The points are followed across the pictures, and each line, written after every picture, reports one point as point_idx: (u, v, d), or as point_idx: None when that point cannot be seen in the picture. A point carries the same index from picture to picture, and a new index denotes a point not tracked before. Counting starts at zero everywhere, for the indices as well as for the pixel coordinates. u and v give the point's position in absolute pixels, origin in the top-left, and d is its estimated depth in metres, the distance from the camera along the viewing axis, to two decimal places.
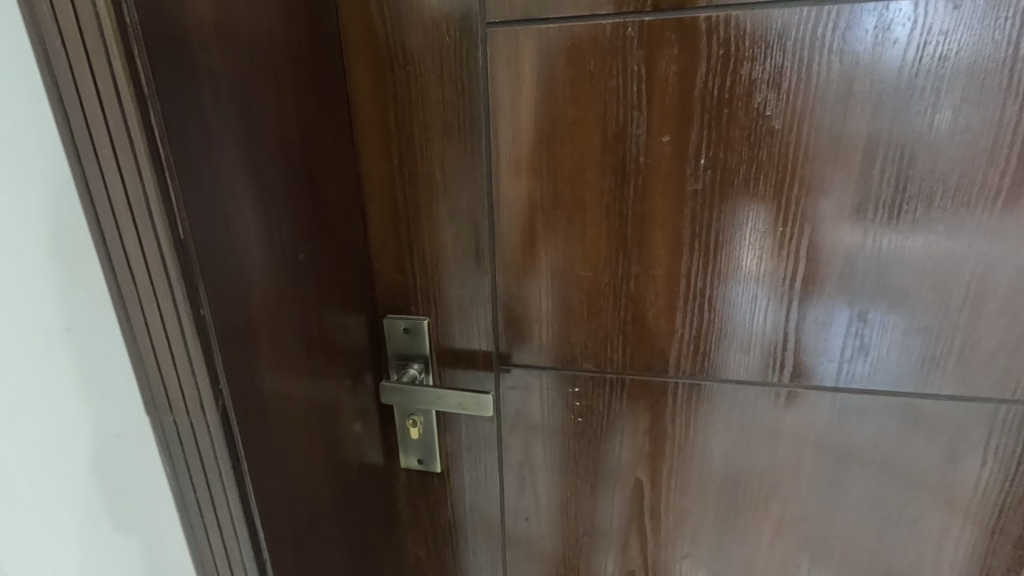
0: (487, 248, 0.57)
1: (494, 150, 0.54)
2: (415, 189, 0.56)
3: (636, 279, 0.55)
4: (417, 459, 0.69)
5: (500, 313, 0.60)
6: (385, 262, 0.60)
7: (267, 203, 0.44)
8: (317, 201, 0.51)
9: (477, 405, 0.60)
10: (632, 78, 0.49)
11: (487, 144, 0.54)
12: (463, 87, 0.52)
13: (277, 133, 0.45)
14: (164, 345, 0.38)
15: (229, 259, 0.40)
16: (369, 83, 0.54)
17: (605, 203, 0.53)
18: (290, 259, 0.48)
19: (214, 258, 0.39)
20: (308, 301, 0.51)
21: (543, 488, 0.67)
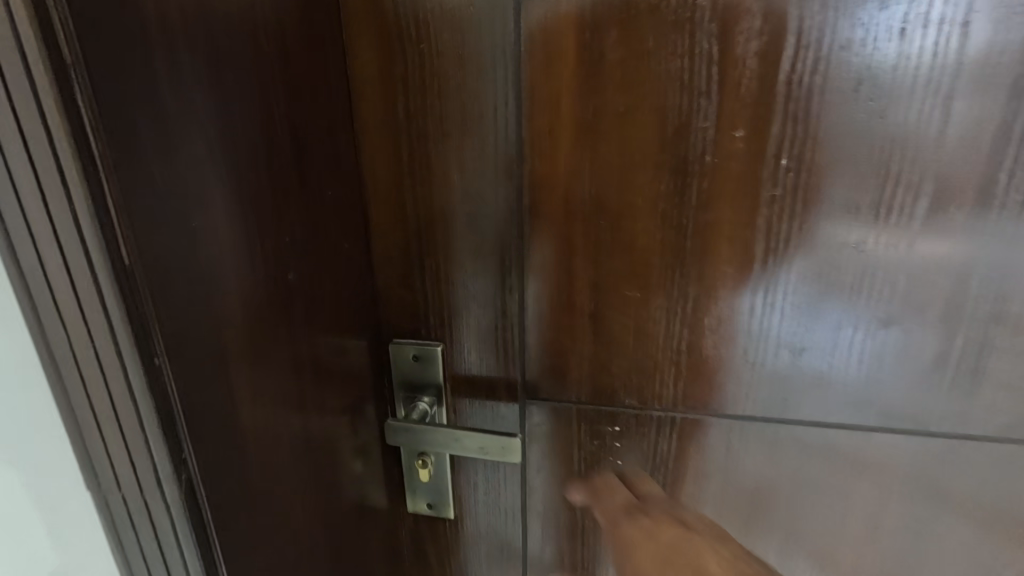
0: (515, 264, 0.48)
1: (526, 147, 0.45)
2: (428, 191, 0.47)
3: (692, 300, 0.46)
4: (426, 503, 0.59)
5: (527, 339, 0.51)
6: (391, 279, 0.51)
7: (248, 212, 0.35)
8: (310, 207, 0.41)
9: (501, 449, 0.52)
10: (700, 59, 0.40)
11: (518, 140, 0.44)
12: (490, 68, 0.43)
13: (261, 124, 0.36)
14: (106, 404, 0.28)
15: (196, 288, 0.31)
16: (374, 64, 0.44)
17: (660, 211, 0.44)
18: (277, 280, 0.38)
19: (175, 287, 0.29)
20: (299, 330, 0.41)
21: (572, 536, 0.58)
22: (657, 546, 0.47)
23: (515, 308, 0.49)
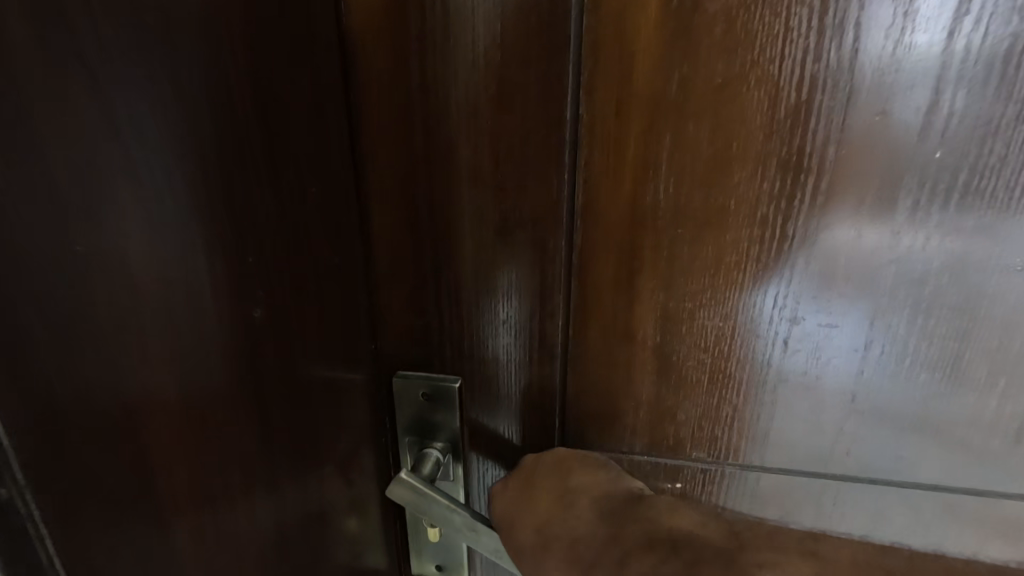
0: (561, 283, 0.37)
1: (582, 132, 0.34)
2: (449, 186, 0.36)
3: (788, 332, 0.36)
4: (435, 564, 0.49)
5: (571, 376, 0.40)
6: (397, 296, 0.40)
7: (185, 223, 0.23)
8: (286, 210, 0.30)
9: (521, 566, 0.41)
10: (834, 14, 0.29)
11: (572, 123, 0.33)
12: (538, 20, 0.31)
13: (208, 87, 0.24)
14: None
15: (88, 350, 0.20)
16: (379, 12, 0.33)
17: (760, 218, 0.33)
18: (239, 316, 0.27)
19: (39, 356, 0.18)
20: (275, 378, 0.30)
21: None
22: (529, 496, 0.38)
23: (559, 336, 0.39)
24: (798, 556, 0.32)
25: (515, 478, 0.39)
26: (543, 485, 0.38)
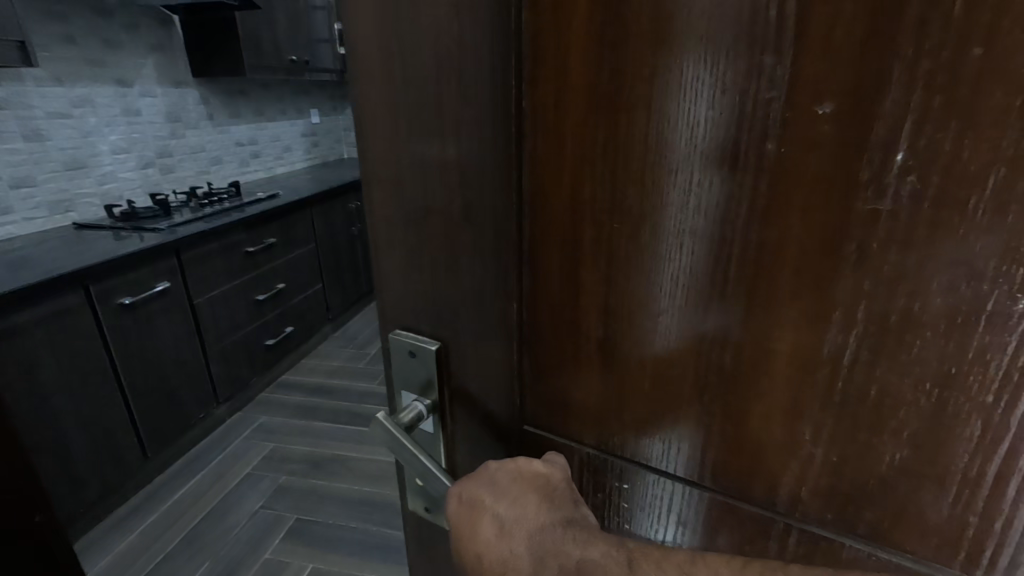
0: (514, 268, 0.39)
1: (704, 85, 0.29)
2: (422, 169, 0.40)
3: (729, 348, 0.33)
4: (423, 505, 0.55)
5: (525, 358, 0.42)
6: (392, 265, 0.46)
7: None
8: None
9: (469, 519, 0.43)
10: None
11: (687, 73, 0.29)
12: (485, 16, 0.33)
13: None
14: None
15: None
16: (368, 15, 0.38)
17: (693, 220, 0.31)
18: None
19: None
20: None
21: None
22: (475, 513, 0.40)
23: (513, 316, 0.41)
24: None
25: (466, 488, 0.41)
26: (488, 502, 0.39)
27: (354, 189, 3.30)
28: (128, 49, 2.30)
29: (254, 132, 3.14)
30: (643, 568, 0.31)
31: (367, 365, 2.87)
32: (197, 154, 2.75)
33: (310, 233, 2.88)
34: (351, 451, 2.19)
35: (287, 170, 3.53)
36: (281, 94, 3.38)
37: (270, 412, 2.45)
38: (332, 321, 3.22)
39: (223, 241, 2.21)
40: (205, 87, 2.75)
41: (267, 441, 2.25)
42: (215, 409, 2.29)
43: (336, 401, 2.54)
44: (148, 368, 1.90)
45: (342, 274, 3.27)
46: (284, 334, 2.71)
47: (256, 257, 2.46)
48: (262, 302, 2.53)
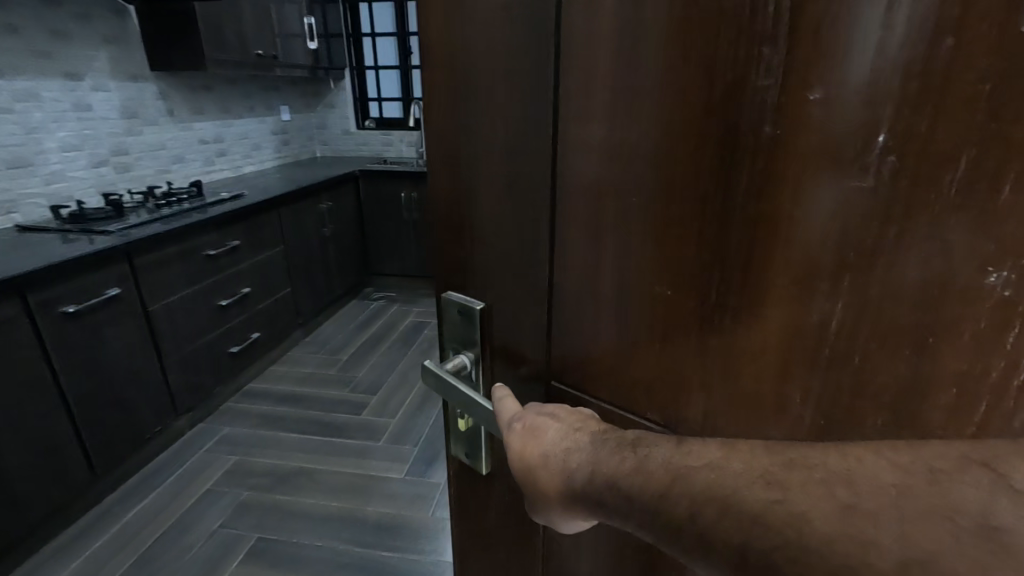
0: (546, 236, 0.45)
1: (753, 68, 0.31)
2: (474, 149, 0.47)
3: (730, 314, 0.36)
4: (464, 452, 0.62)
5: (554, 318, 0.48)
6: (447, 233, 0.54)
7: None
8: None
9: None
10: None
11: (720, 62, 0.32)
12: (530, 17, 0.39)
13: None
14: None
15: None
16: (439, 17, 0.45)
17: (699, 195, 0.35)
18: None
19: None
20: None
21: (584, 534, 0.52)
22: (537, 435, 0.38)
23: (543, 281, 0.47)
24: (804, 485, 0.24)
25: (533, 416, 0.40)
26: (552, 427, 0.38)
27: (325, 190, 3.32)
28: (79, 42, 2.25)
29: (219, 129, 3.16)
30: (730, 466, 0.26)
31: (337, 371, 2.84)
32: (155, 152, 2.71)
33: (277, 235, 2.85)
34: (319, 465, 2.13)
35: (254, 169, 3.50)
36: (250, 90, 3.41)
37: (233, 423, 2.41)
38: (302, 325, 3.16)
39: (182, 245, 2.19)
40: (164, 83, 2.74)
41: (231, 454, 2.21)
42: (174, 422, 2.25)
43: (303, 410, 2.50)
44: (97, 378, 1.84)
45: (311, 277, 3.24)
46: (251, 340, 2.67)
47: (218, 260, 2.43)
48: (225, 307, 2.48)
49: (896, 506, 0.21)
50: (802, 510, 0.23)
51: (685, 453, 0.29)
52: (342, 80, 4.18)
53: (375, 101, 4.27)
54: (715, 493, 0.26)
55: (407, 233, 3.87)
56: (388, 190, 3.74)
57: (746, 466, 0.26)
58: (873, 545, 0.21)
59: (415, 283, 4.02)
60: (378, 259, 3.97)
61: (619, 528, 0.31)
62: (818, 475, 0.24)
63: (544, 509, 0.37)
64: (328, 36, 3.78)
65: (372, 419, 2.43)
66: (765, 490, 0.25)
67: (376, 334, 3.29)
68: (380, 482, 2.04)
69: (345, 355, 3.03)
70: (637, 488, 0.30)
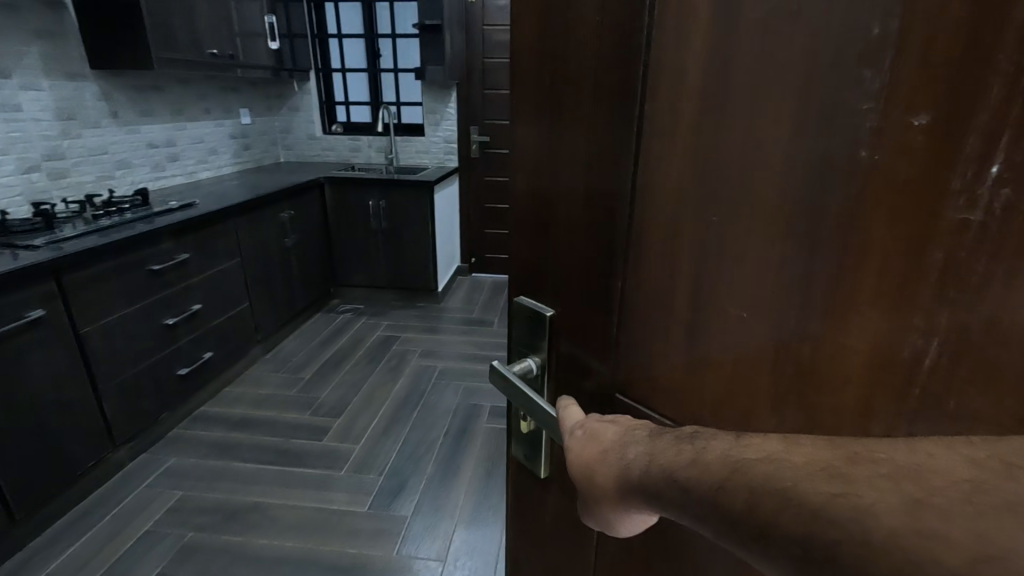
0: (622, 249, 0.46)
1: (852, 87, 0.30)
2: (555, 160, 0.49)
3: (809, 342, 0.35)
4: (526, 454, 0.63)
5: (623, 330, 0.48)
6: (522, 239, 0.56)
7: None
8: None
9: None
10: (864, 6, 0.29)
11: (814, 82, 0.31)
12: (621, 33, 0.40)
13: None
14: None
15: None
16: (533, 33, 0.47)
17: (783, 217, 0.34)
18: None
19: None
20: None
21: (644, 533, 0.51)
22: (596, 437, 0.39)
23: (615, 292, 0.47)
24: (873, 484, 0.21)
25: (594, 423, 0.41)
26: (610, 430, 0.39)
27: (284, 199, 2.97)
28: (4, 34, 1.97)
29: (171, 133, 2.92)
30: (792, 460, 0.25)
31: (297, 394, 2.53)
32: (96, 157, 2.40)
33: (233, 247, 2.54)
34: (275, 498, 1.89)
35: (210, 175, 3.26)
36: (204, 91, 3.15)
37: (185, 452, 2.13)
38: (262, 342, 2.84)
39: (120, 258, 1.89)
40: (105, 81, 2.42)
41: (172, 489, 1.92)
42: (112, 453, 1.95)
43: (261, 436, 2.22)
44: (18, 410, 1.58)
45: (271, 293, 2.92)
46: (202, 361, 2.35)
47: (166, 275, 2.12)
48: (172, 326, 2.17)
49: (970, 504, 0.19)
50: (867, 502, 0.20)
51: (744, 447, 0.28)
52: (306, 82, 3.82)
53: (341, 105, 3.96)
54: (773, 486, 0.24)
55: (374, 243, 3.54)
56: (355, 197, 3.43)
57: (806, 460, 0.24)
58: (941, 540, 0.18)
59: (384, 296, 3.71)
60: (344, 271, 3.63)
61: (676, 520, 0.30)
62: (867, 459, 0.23)
63: (599, 504, 0.37)
64: (292, 36, 3.47)
65: (335, 444, 2.16)
66: (827, 484, 0.22)
67: (340, 350, 2.98)
68: (335, 517, 1.80)
69: (309, 373, 2.72)
70: (694, 480, 0.28)
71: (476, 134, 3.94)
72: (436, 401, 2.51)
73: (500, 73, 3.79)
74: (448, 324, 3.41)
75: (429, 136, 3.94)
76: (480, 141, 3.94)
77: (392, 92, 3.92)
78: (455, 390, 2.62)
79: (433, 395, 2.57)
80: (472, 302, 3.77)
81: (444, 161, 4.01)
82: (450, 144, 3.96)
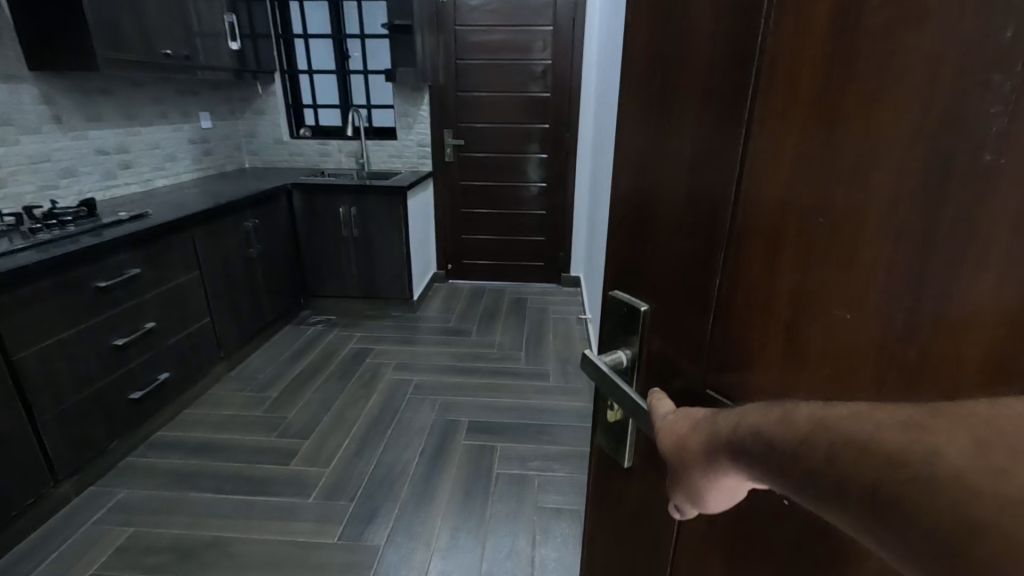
0: (722, 248, 0.47)
1: (979, 91, 0.30)
2: (659, 159, 0.51)
3: (915, 347, 0.35)
4: (610, 444, 0.66)
5: (716, 326, 0.49)
6: (619, 233, 0.59)
7: None
8: None
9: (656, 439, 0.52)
10: (995, 8, 0.29)
11: (939, 84, 0.32)
12: (736, 35, 0.42)
13: None
14: None
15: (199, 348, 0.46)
16: (644, 37, 0.51)
17: (897, 220, 0.35)
18: None
19: None
20: None
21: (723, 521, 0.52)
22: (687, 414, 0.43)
23: (712, 289, 0.49)
24: (944, 425, 0.25)
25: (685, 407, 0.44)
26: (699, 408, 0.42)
27: (250, 207, 3.06)
28: None
29: (122, 138, 2.94)
30: (877, 414, 0.28)
31: (264, 414, 2.60)
32: (37, 164, 2.44)
33: (190, 260, 2.58)
34: (236, 533, 1.90)
35: (169, 182, 3.34)
36: (160, 95, 3.20)
37: (138, 483, 2.14)
38: (226, 358, 2.92)
39: (58, 276, 1.88)
40: (48, 84, 2.46)
41: (123, 525, 1.92)
42: (52, 490, 1.94)
43: (218, 464, 2.25)
44: None
45: (237, 309, 3.00)
46: (156, 383, 2.37)
47: (112, 292, 2.12)
48: (122, 347, 2.17)
49: None
50: (938, 444, 0.24)
51: (829, 405, 0.31)
52: (271, 84, 3.95)
53: (310, 108, 4.12)
54: (857, 439, 0.27)
55: (344, 249, 3.70)
56: (325, 203, 3.56)
57: (885, 416, 0.27)
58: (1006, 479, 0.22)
59: (353, 307, 3.87)
60: (314, 279, 3.79)
61: (754, 475, 0.34)
62: (941, 409, 0.26)
63: (684, 476, 0.40)
64: (255, 36, 3.55)
65: (304, 470, 2.21)
66: (904, 431, 0.26)
67: (314, 365, 3.09)
68: (308, 548, 1.84)
69: (274, 394, 2.78)
70: (776, 435, 0.32)
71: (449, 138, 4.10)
72: (411, 419, 2.59)
73: (474, 74, 3.91)
74: (423, 334, 3.54)
75: (401, 139, 4.11)
76: (454, 144, 4.10)
77: (363, 95, 4.07)
78: (431, 405, 2.71)
79: (409, 412, 2.65)
80: (450, 310, 3.95)
81: (416, 164, 4.18)
82: (423, 148, 4.14)
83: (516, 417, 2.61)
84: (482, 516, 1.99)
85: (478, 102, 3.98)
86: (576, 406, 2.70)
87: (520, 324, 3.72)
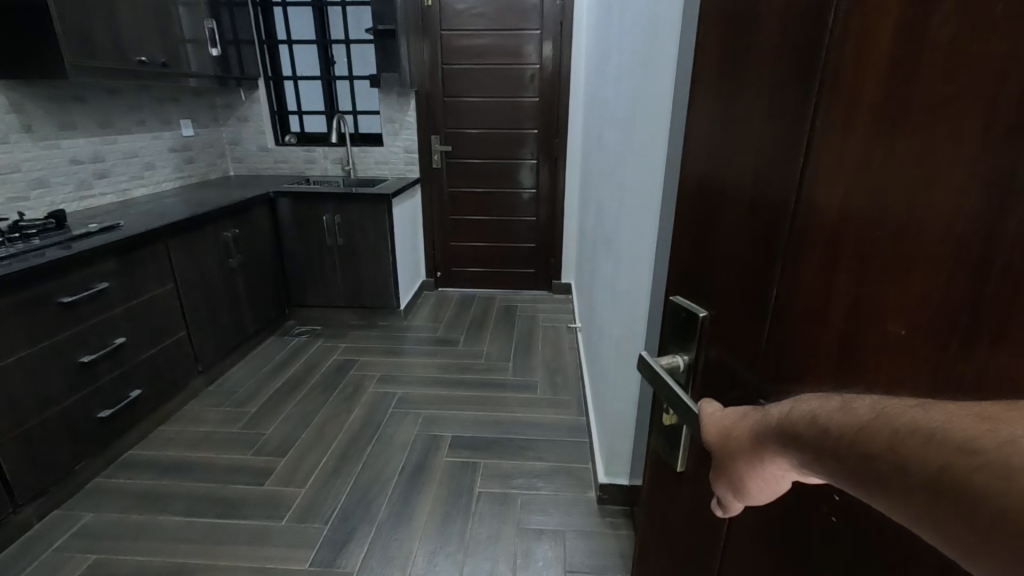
0: (780, 257, 0.50)
1: None
2: (728, 170, 0.57)
3: (965, 369, 0.35)
4: (664, 448, 0.68)
5: (769, 332, 0.52)
6: (688, 239, 0.66)
7: None
8: None
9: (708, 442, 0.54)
10: None
11: (1000, 102, 0.32)
12: (803, 55, 0.46)
13: None
14: None
15: None
16: (719, 61, 0.59)
17: (951, 237, 0.36)
18: None
19: None
20: None
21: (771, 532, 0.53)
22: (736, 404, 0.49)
23: (769, 296, 0.52)
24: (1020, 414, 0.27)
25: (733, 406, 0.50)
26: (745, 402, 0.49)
27: (228, 218, 3.17)
28: None
29: (96, 146, 3.06)
30: (947, 406, 0.31)
31: (241, 431, 2.67)
32: (5, 176, 2.52)
33: (165, 271, 2.66)
34: (201, 558, 1.91)
35: (147, 189, 3.48)
36: (138, 102, 3.37)
37: (106, 505, 2.17)
38: (204, 373, 3.02)
39: (20, 293, 1.93)
40: (15, 94, 2.54)
41: (88, 551, 1.94)
42: (14, 513, 1.97)
43: (182, 484, 2.29)
44: None
45: (214, 320, 3.09)
46: (127, 401, 2.43)
47: (79, 308, 2.17)
48: (88, 364, 2.22)
49: None
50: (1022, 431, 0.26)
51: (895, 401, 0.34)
52: (255, 90, 4.12)
53: (295, 114, 4.31)
54: (925, 427, 0.30)
55: (330, 258, 3.82)
56: (310, 215, 3.69)
57: (955, 413, 0.30)
58: None
59: (341, 316, 4.00)
60: (299, 291, 3.91)
61: (793, 459, 0.40)
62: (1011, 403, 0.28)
63: (733, 460, 0.45)
64: (238, 43, 3.74)
65: (279, 490, 2.26)
66: (976, 423, 0.28)
67: (297, 378, 3.17)
68: None
69: (252, 407, 2.87)
70: (831, 421, 0.36)
71: (438, 144, 4.18)
72: (392, 434, 2.65)
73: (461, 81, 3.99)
74: (412, 344, 3.63)
75: (388, 145, 4.22)
76: (443, 151, 4.19)
77: (348, 101, 4.25)
78: (414, 419, 2.76)
79: (390, 427, 2.70)
80: (437, 319, 4.04)
81: (404, 171, 4.30)
82: (409, 155, 4.25)
83: (502, 433, 2.64)
84: (461, 539, 2.00)
85: (467, 107, 4.06)
86: (558, 419, 2.73)
87: (509, 334, 3.78)
